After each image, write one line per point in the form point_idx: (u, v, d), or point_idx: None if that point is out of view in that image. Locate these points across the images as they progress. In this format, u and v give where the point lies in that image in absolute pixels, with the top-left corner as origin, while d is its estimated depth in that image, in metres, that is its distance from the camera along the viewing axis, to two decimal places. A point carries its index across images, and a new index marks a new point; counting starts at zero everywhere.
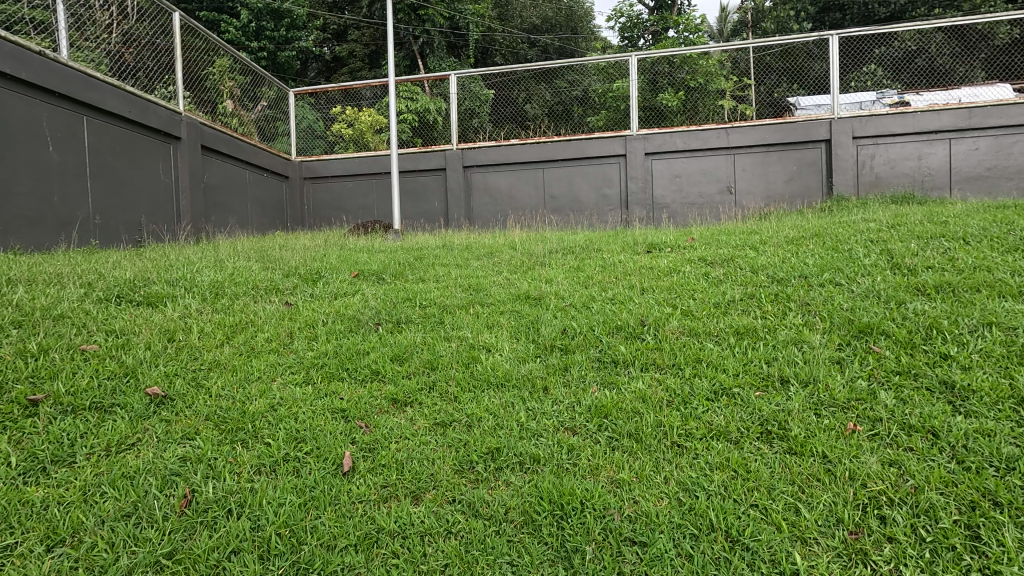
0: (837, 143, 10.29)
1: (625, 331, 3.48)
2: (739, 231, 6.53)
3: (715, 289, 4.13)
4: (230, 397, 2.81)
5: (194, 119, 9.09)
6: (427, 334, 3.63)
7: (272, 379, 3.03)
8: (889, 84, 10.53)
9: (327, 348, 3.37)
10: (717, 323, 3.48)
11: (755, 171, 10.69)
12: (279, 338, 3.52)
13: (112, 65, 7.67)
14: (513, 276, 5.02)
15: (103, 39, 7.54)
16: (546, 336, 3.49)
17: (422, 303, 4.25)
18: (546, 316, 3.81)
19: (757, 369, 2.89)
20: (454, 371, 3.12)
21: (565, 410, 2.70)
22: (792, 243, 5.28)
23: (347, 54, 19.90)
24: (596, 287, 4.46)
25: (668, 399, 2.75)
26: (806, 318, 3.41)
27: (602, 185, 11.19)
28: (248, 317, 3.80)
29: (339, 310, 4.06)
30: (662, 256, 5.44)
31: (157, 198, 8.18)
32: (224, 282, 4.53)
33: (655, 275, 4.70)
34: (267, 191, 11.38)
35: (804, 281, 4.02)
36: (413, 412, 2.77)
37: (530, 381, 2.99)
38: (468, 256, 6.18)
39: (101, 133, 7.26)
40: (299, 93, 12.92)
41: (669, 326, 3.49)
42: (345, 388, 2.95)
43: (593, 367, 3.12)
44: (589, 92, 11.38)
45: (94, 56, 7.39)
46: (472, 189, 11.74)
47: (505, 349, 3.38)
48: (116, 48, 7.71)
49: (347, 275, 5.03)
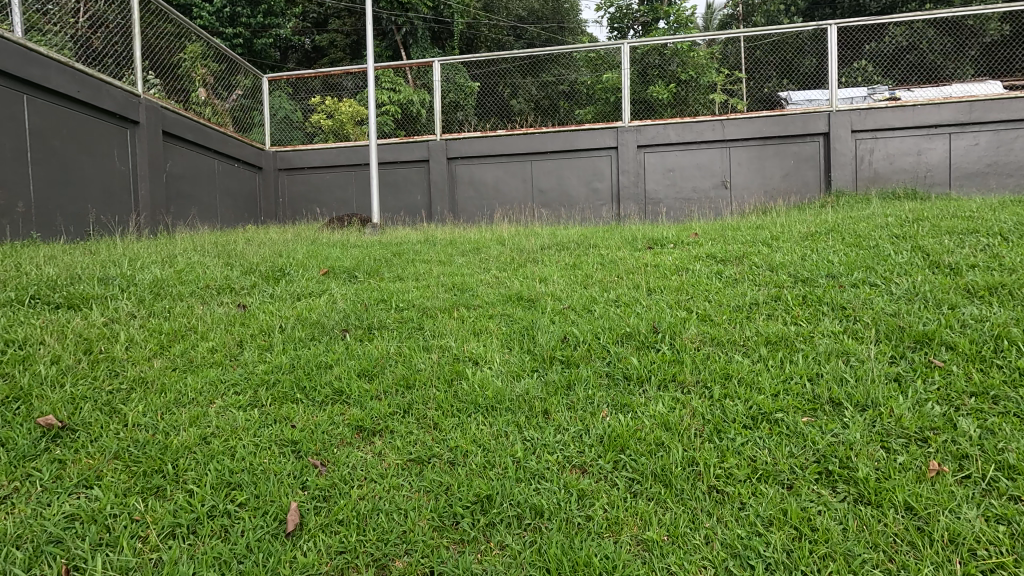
0: (836, 137, 9.92)
1: (636, 341, 2.97)
2: (745, 227, 6.07)
3: (733, 290, 3.65)
4: (151, 426, 2.24)
5: (154, 103, 8.38)
6: (402, 343, 3.08)
7: (210, 400, 2.47)
8: (879, 79, 10.22)
9: (282, 361, 2.81)
10: (742, 330, 2.99)
11: (751, 166, 10.27)
12: (226, 349, 2.95)
13: (76, 50, 7.20)
14: (502, 274, 4.49)
15: (68, 22, 7.10)
16: (544, 346, 2.97)
17: (399, 305, 3.70)
18: (543, 320, 3.29)
19: (800, 389, 2.40)
20: (434, 390, 2.58)
21: (572, 442, 2.20)
22: (808, 239, 4.83)
23: (327, 44, 19.12)
24: (596, 287, 3.96)
25: (697, 427, 2.25)
26: (845, 325, 2.94)
27: (592, 179, 10.69)
28: (192, 322, 3.21)
29: (301, 313, 3.49)
30: (666, 252, 4.97)
31: (111, 187, 7.47)
32: (169, 279, 3.91)
33: (661, 275, 4.21)
34: (238, 182, 10.68)
35: (834, 281, 3.56)
36: (384, 445, 2.23)
37: (527, 402, 2.47)
38: (452, 252, 5.64)
39: (45, 114, 6.52)
40: (273, 79, 12.18)
41: (688, 332, 2.99)
42: (299, 412, 2.40)
43: (602, 385, 2.60)
44: (576, 85, 10.93)
45: (58, 41, 6.91)
46: (457, 182, 11.15)
47: (496, 360, 2.86)
48: (82, 32, 7.29)
49: (316, 272, 4.46)
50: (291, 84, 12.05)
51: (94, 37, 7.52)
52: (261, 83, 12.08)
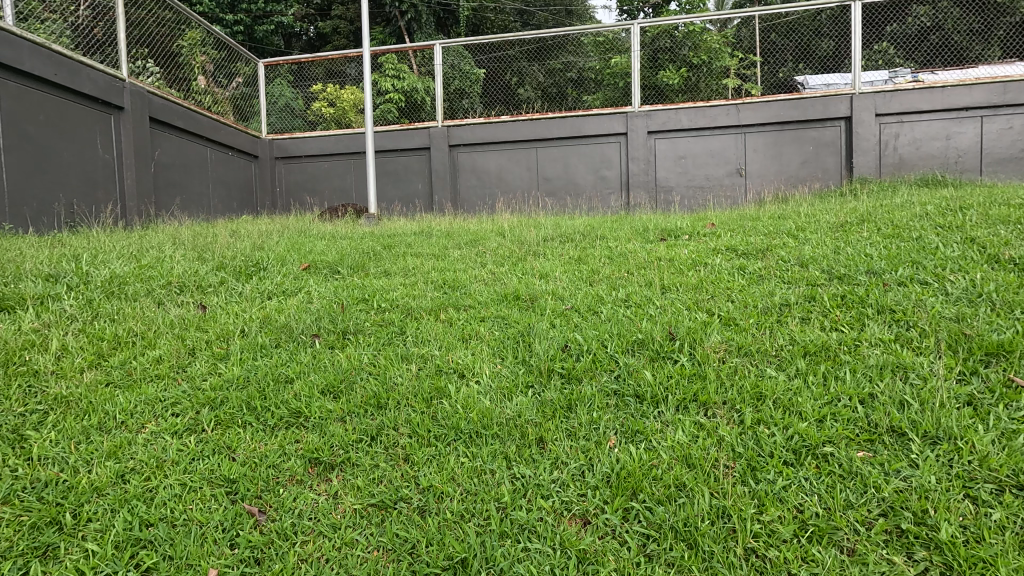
0: (859, 121, 9.34)
1: (650, 351, 2.54)
2: (766, 217, 5.58)
3: (760, 288, 3.21)
4: (60, 461, 1.86)
5: (139, 87, 7.96)
6: (378, 351, 2.68)
7: (141, 424, 2.08)
8: (901, 63, 9.51)
9: (235, 374, 2.41)
10: (774, 338, 2.55)
11: (767, 152, 9.73)
12: (175, 357, 2.55)
13: (79, 38, 7.13)
14: (499, 270, 4.07)
15: (68, 10, 6.97)
16: (543, 355, 2.55)
17: (381, 306, 3.27)
18: (541, 324, 2.87)
19: (851, 412, 1.98)
20: (411, 411, 2.17)
21: (572, 483, 1.79)
22: (838, 231, 4.35)
23: (331, 31, 18.52)
24: (603, 285, 3.53)
25: (727, 465, 1.83)
26: (897, 332, 2.49)
27: (600, 167, 10.20)
28: (142, 325, 2.81)
29: (269, 316, 3.09)
30: (680, 244, 4.53)
31: (93, 176, 7.10)
32: (129, 275, 3.51)
33: (676, 270, 3.76)
34: (232, 171, 10.31)
35: (876, 278, 3.09)
36: (342, 484, 1.83)
37: (520, 428, 2.06)
38: (447, 244, 5.25)
39: (19, 99, 6.10)
40: (268, 64, 11.65)
41: (711, 340, 2.56)
42: (245, 440, 2.01)
43: (609, 406, 2.18)
44: (584, 71, 10.32)
45: (57, 28, 6.77)
46: (458, 170, 10.69)
47: (486, 373, 2.46)
48: (82, 21, 7.17)
49: (295, 267, 4.07)
50: (289, 70, 11.59)
51: (95, 25, 7.44)
52: (257, 69, 11.58)
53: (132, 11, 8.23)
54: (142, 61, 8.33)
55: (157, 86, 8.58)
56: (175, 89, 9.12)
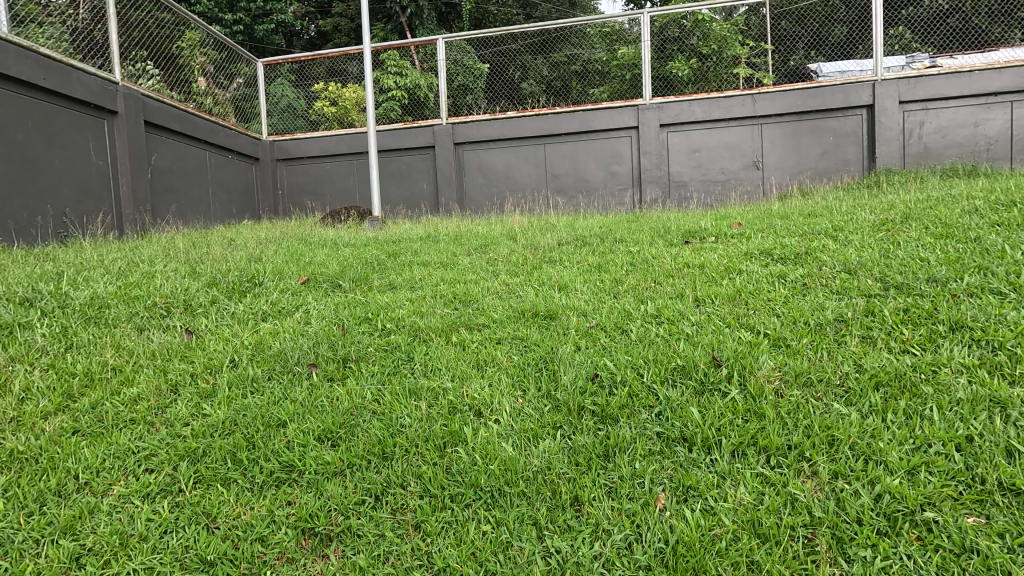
0: (882, 109, 8.91)
1: (693, 382, 2.22)
2: (795, 214, 5.22)
3: (807, 301, 2.88)
4: (6, 541, 1.59)
5: (133, 90, 7.68)
6: (384, 385, 2.36)
7: (108, 485, 1.79)
8: (918, 47, 9.11)
9: (220, 417, 2.11)
10: (836, 364, 2.23)
11: (785, 143, 9.33)
12: (154, 396, 2.26)
13: (74, 41, 6.90)
14: (514, 280, 3.75)
15: (66, 14, 6.82)
16: (572, 388, 2.24)
17: (386, 327, 2.96)
18: (566, 348, 2.55)
19: (948, 465, 1.66)
20: (422, 463, 1.87)
21: (619, 560, 1.49)
22: (882, 230, 3.98)
23: (332, 28, 18.09)
24: (629, 298, 3.21)
25: (806, 537, 1.52)
26: (981, 356, 2.16)
27: (611, 162, 9.84)
28: (118, 357, 2.51)
29: (262, 341, 2.78)
30: (708, 248, 4.18)
31: (86, 184, 6.83)
32: (112, 295, 3.22)
33: (709, 278, 3.42)
34: (232, 175, 10.04)
35: (943, 289, 2.75)
36: (341, 563, 1.54)
37: (551, 484, 1.75)
38: (456, 250, 4.95)
39: (7, 105, 5.82)
40: (269, 63, 11.36)
41: (763, 367, 2.24)
42: (228, 504, 1.72)
43: (653, 454, 1.86)
44: (590, 63, 9.92)
45: (56, 33, 6.62)
46: (464, 169, 10.36)
47: (507, 411, 2.14)
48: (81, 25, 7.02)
49: (293, 282, 3.77)
50: (289, 69, 11.30)
51: (95, 28, 7.27)
52: (256, 69, 11.27)
53: (131, 12, 8.03)
54: (141, 63, 8.15)
55: (156, 89, 8.40)
56: (176, 92, 8.95)
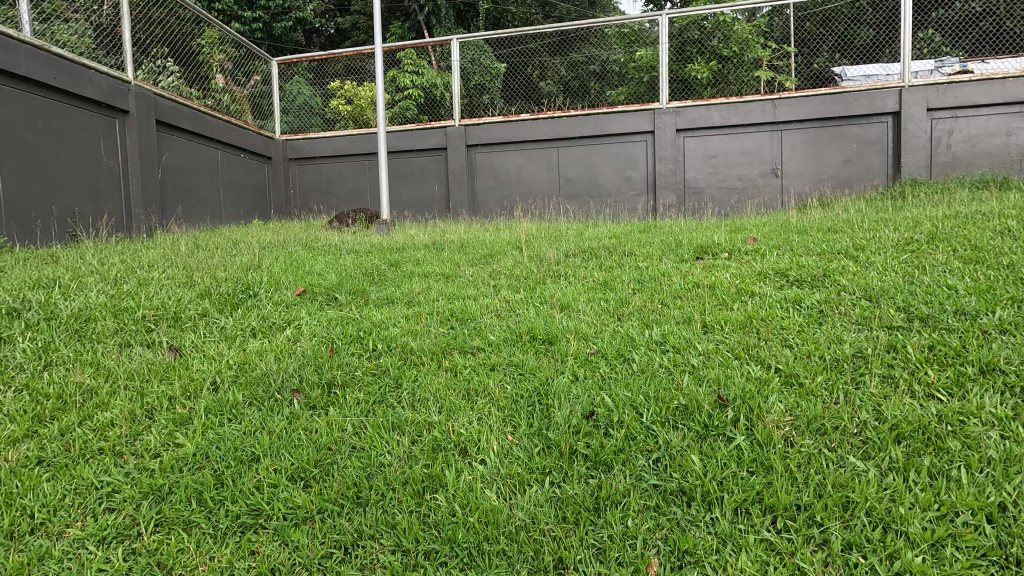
0: (909, 116, 8.58)
1: (695, 424, 2.05)
2: (815, 229, 4.99)
3: (823, 332, 2.70)
4: None
5: (145, 89, 7.67)
6: (368, 416, 2.24)
7: (64, 527, 1.70)
8: (948, 51, 8.81)
9: (191, 449, 2.00)
10: (853, 410, 2.05)
11: (806, 151, 9.05)
12: (127, 424, 2.16)
13: (97, 37, 7.09)
14: (515, 296, 3.61)
15: (90, 10, 7.02)
16: (565, 427, 2.10)
17: (377, 349, 2.83)
18: (561, 379, 2.40)
19: (978, 540, 1.49)
20: (398, 512, 1.74)
21: None
22: (906, 251, 3.76)
23: (350, 26, 18.03)
24: (634, 321, 3.05)
25: None
26: (1013, 407, 1.98)
27: (625, 166, 9.63)
28: (96, 377, 2.42)
29: (249, 361, 2.68)
30: (720, 265, 4.00)
31: (95, 183, 6.81)
32: (101, 307, 3.14)
33: (719, 302, 3.24)
34: (244, 174, 10.04)
35: (973, 323, 2.56)
36: None
37: (534, 543, 1.61)
38: (459, 260, 4.83)
39: (16, 104, 5.79)
40: (284, 62, 11.31)
41: (772, 411, 2.07)
42: (186, 554, 1.61)
43: (649, 510, 1.71)
44: (607, 65, 9.71)
45: (80, 28, 6.80)
46: (476, 171, 10.24)
47: (494, 451, 2.01)
48: (104, 21, 7.22)
49: (289, 294, 3.67)
50: (305, 67, 11.24)
51: (118, 25, 7.47)
52: (270, 67, 11.24)
53: (153, 10, 8.19)
54: (162, 60, 8.30)
55: (176, 86, 8.55)
56: (196, 88, 9.08)
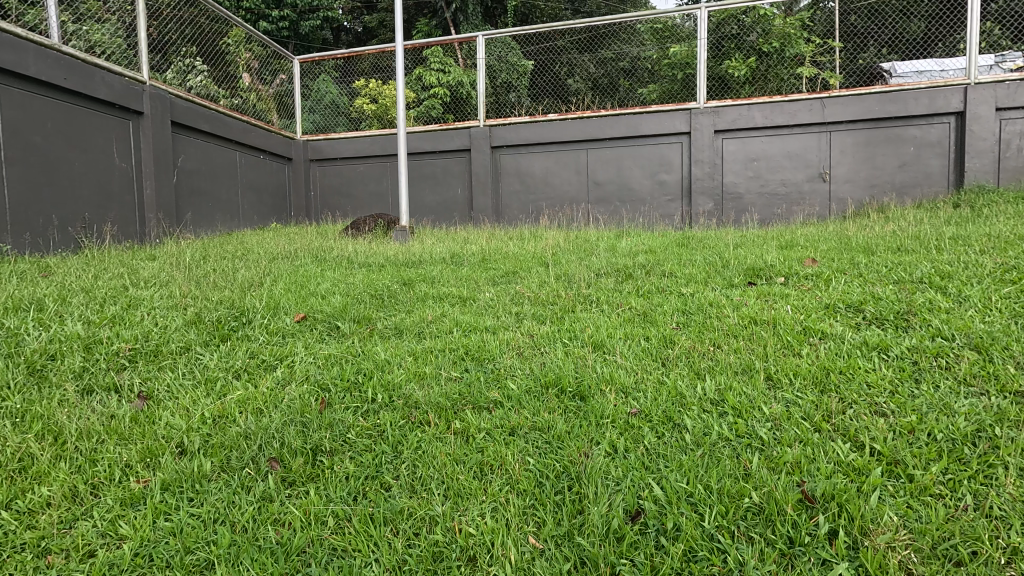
0: (974, 116, 7.79)
1: (777, 539, 1.56)
2: (882, 247, 4.40)
3: (924, 395, 2.16)
4: None
5: (161, 90, 7.43)
6: (355, 504, 1.79)
7: None
8: (1011, 45, 7.97)
9: (131, 550, 1.60)
10: (992, 528, 1.54)
11: (857, 154, 8.33)
12: (60, 509, 1.76)
13: (129, 37, 7.10)
14: (541, 329, 3.15)
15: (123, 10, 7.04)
16: (604, 533, 1.62)
17: (374, 401, 2.39)
18: (598, 457, 1.92)
19: None
20: None
21: None
22: (1007, 283, 3.17)
23: (376, 24, 17.74)
24: (683, 369, 2.55)
25: None
26: None
27: (658, 170, 9.06)
28: (39, 441, 2.04)
29: (227, 414, 2.28)
30: (778, 293, 3.48)
31: (107, 187, 6.59)
32: (73, 339, 2.77)
33: (784, 344, 2.72)
34: (263, 176, 9.78)
35: None
36: None
37: None
38: (481, 278, 4.40)
39: (24, 106, 5.54)
40: (308, 62, 11.03)
41: (882, 523, 1.56)
42: None
43: None
44: (637, 61, 9.14)
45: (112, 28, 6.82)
46: (501, 174, 9.78)
47: (511, 562, 1.54)
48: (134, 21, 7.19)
49: (287, 321, 3.27)
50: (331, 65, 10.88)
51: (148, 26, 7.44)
52: (294, 66, 10.98)
53: (184, 10, 8.12)
54: (190, 59, 8.20)
55: (205, 84, 8.42)
56: (224, 87, 8.93)
